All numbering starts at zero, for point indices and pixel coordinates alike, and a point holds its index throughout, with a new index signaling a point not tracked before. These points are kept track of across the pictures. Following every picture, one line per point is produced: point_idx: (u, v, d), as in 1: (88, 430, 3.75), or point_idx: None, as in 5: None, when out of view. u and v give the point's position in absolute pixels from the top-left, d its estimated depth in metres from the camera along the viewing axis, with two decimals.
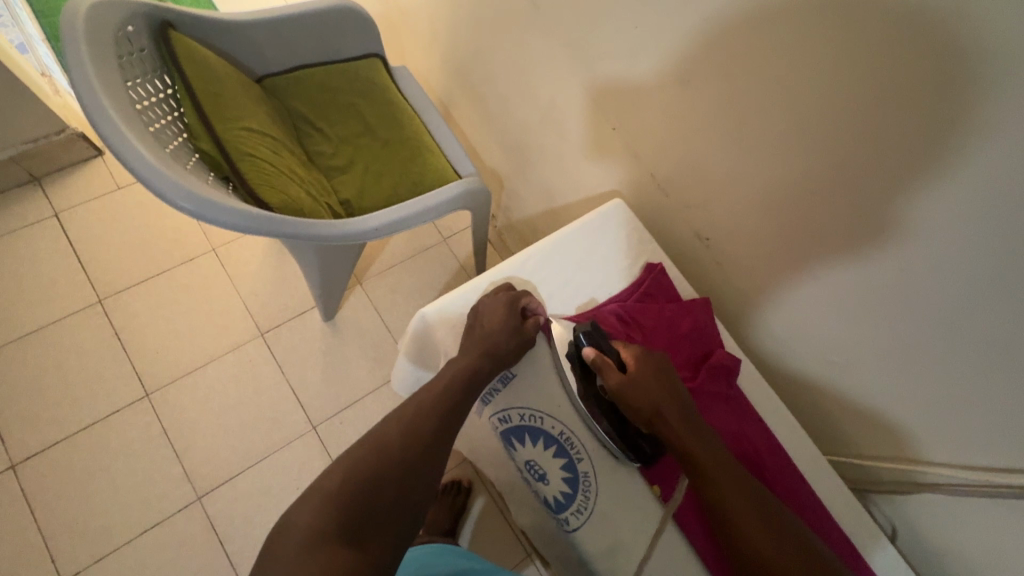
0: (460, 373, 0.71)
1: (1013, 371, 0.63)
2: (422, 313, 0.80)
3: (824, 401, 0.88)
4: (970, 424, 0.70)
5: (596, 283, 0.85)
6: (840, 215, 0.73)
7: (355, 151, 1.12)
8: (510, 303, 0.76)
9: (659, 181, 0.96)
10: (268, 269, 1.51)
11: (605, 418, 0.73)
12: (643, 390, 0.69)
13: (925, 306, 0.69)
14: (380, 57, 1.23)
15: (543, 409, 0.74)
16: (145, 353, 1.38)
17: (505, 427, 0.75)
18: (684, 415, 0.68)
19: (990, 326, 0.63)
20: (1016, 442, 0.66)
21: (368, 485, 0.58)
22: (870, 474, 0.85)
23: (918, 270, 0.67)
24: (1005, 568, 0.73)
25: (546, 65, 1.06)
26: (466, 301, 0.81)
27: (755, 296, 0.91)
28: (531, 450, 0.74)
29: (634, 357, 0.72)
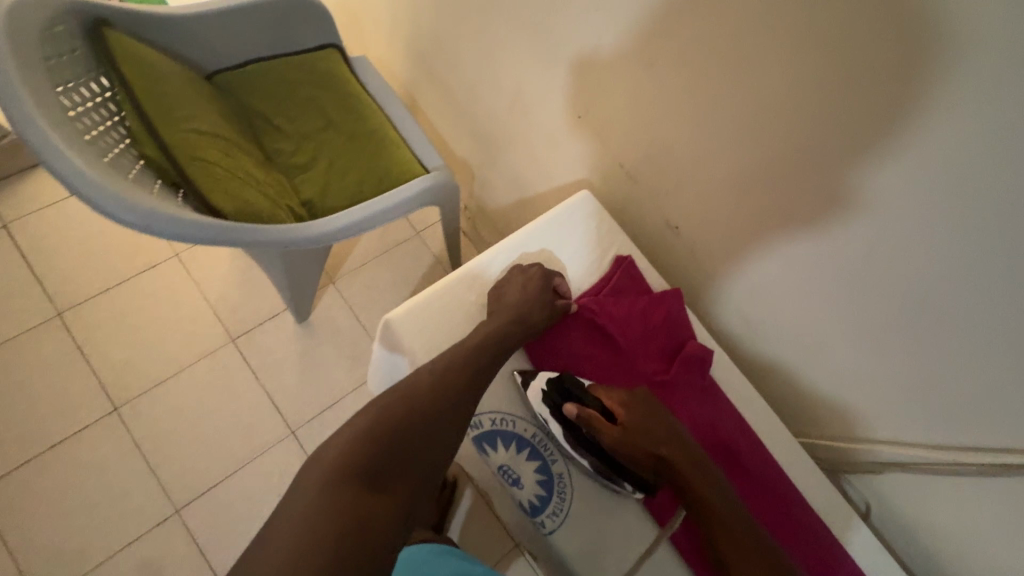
0: (488, 337, 0.71)
1: (983, 352, 0.64)
2: (387, 318, 0.77)
3: (797, 386, 0.89)
4: (942, 405, 0.71)
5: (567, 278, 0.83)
6: (809, 201, 0.72)
7: (315, 147, 1.08)
8: (540, 275, 0.78)
9: (628, 169, 0.95)
10: (236, 272, 1.47)
11: (596, 464, 0.71)
12: (638, 438, 0.68)
13: (899, 292, 0.69)
14: (338, 48, 1.18)
15: (514, 413, 0.74)
16: (111, 366, 1.33)
17: (477, 432, 0.73)
18: (686, 452, 0.68)
19: (960, 309, 0.64)
20: (986, 422, 0.67)
21: (345, 490, 0.55)
22: (843, 456, 0.86)
23: (890, 254, 0.67)
24: (974, 540, 0.74)
25: (510, 52, 1.03)
26: (434, 304, 0.78)
27: (726, 284, 0.91)
28: (504, 454, 0.72)
29: (621, 403, 0.71)
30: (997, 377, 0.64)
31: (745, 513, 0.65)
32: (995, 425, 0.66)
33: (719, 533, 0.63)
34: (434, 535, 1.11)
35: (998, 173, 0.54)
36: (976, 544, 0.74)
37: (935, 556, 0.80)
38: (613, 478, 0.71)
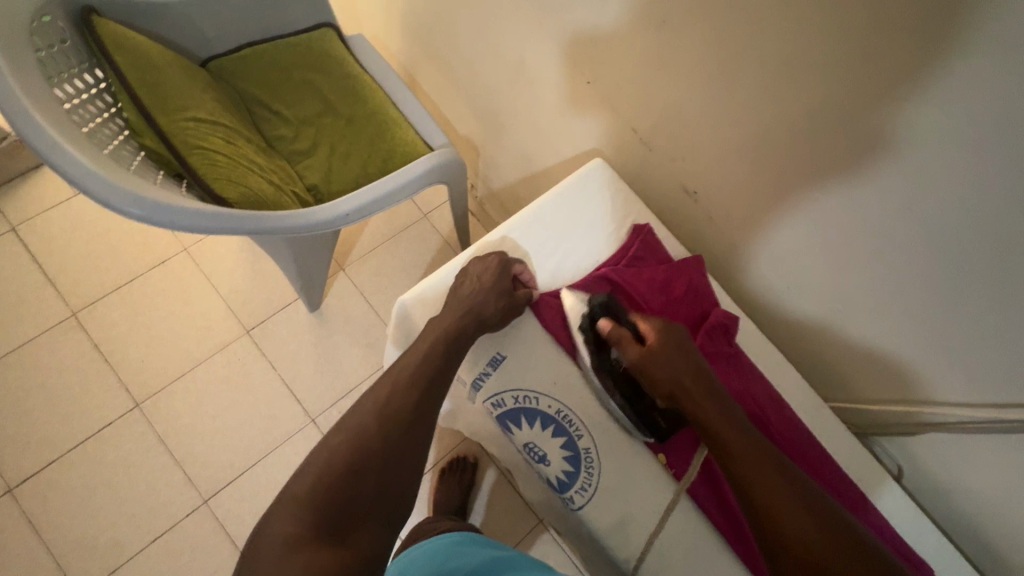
0: (445, 336, 0.69)
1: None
2: (400, 300, 0.76)
3: (824, 349, 0.87)
4: (979, 364, 0.68)
5: (584, 251, 0.81)
6: (832, 158, 0.68)
7: (316, 132, 1.06)
8: (496, 266, 0.74)
9: (640, 136, 0.91)
10: (245, 264, 1.46)
11: (621, 393, 0.71)
12: (662, 365, 0.67)
13: (932, 248, 0.65)
14: (334, 26, 1.14)
15: (538, 389, 0.72)
16: (129, 363, 1.34)
17: (500, 411, 0.72)
18: (710, 392, 0.66)
19: (1000, 264, 0.60)
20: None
21: (347, 474, 0.57)
22: (874, 417, 0.84)
23: (922, 211, 0.64)
24: (1011, 498, 0.72)
25: (510, 20, 0.99)
26: (446, 285, 0.77)
27: (747, 248, 0.88)
28: (528, 432, 0.72)
29: (653, 329, 0.70)
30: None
31: (768, 444, 0.63)
32: None
33: (736, 459, 0.61)
34: (457, 520, 1.12)
35: None
36: (1015, 503, 0.72)
37: (971, 517, 0.79)
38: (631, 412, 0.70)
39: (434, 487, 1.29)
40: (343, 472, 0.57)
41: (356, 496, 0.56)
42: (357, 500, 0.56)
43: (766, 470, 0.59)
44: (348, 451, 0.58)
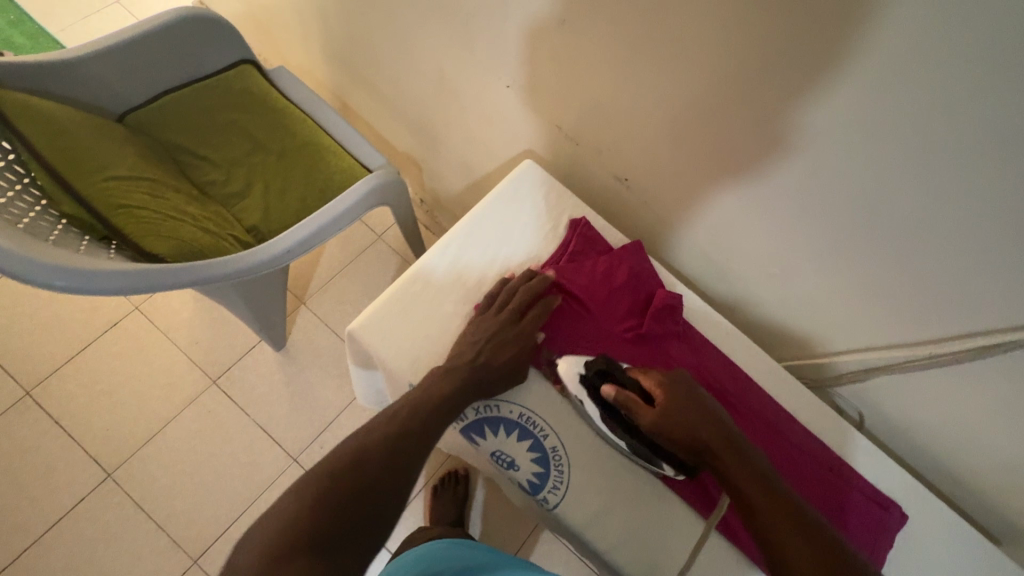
0: (446, 391, 0.67)
1: (939, 242, 0.64)
2: (348, 329, 0.73)
3: (772, 311, 0.89)
4: (909, 303, 0.71)
5: (527, 252, 0.80)
6: (746, 130, 0.70)
7: (248, 171, 1.04)
8: (509, 319, 0.71)
9: (567, 131, 0.93)
10: (201, 314, 1.42)
11: (641, 449, 0.69)
12: (676, 424, 0.65)
13: (851, 204, 0.68)
14: (252, 63, 1.13)
15: (497, 397, 0.73)
16: (94, 434, 1.29)
17: (463, 424, 0.72)
18: (729, 443, 0.64)
19: (909, 206, 0.63)
20: (955, 312, 0.68)
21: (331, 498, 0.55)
22: (828, 370, 0.87)
23: (835, 165, 0.66)
24: (959, 426, 0.76)
25: (425, 35, 1.00)
26: (395, 307, 0.74)
27: (684, 227, 0.90)
28: (494, 440, 0.72)
29: (657, 385, 0.68)
30: (958, 264, 0.64)
31: (796, 500, 0.59)
32: (961, 313, 0.67)
33: (760, 504, 0.58)
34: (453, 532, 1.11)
35: (922, 68, 0.53)
36: (964, 431, 0.76)
37: (931, 450, 0.82)
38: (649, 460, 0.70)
39: (428, 505, 1.28)
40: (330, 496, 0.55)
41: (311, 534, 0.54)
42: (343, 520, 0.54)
43: (784, 521, 0.56)
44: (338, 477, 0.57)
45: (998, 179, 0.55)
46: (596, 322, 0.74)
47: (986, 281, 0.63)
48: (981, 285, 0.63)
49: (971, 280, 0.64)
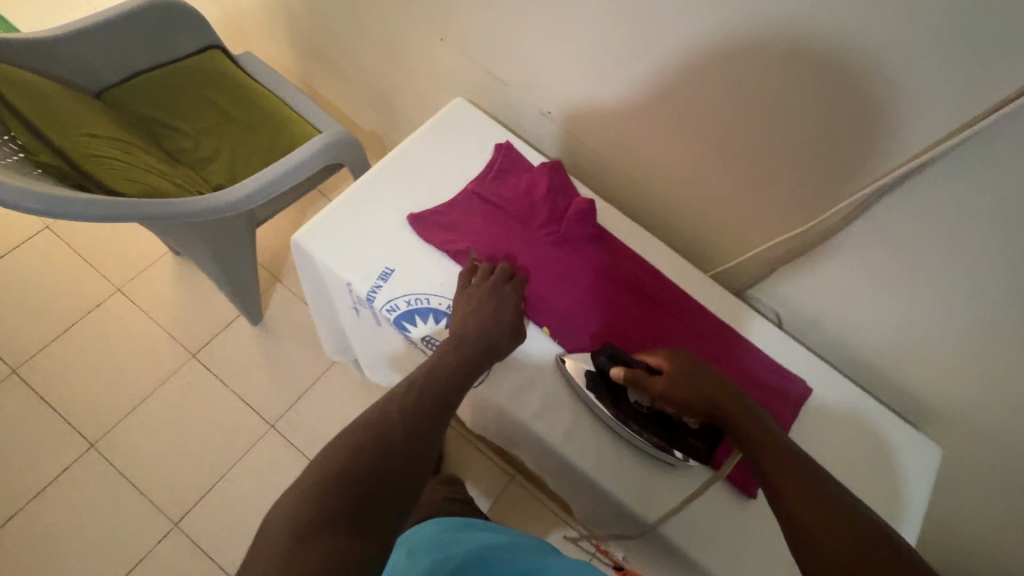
0: (455, 368, 0.64)
1: (804, 109, 0.68)
2: (295, 238, 0.73)
3: (686, 224, 0.95)
4: (803, 182, 0.75)
5: (456, 170, 0.81)
6: (646, 27, 0.75)
7: (215, 138, 1.12)
8: (501, 283, 0.71)
9: (494, 75, 0.99)
10: (179, 293, 1.49)
11: (653, 433, 0.67)
12: (685, 386, 0.63)
13: (740, 88, 0.72)
14: (219, 48, 1.23)
15: (429, 290, 0.72)
16: (79, 407, 1.35)
17: (395, 315, 0.71)
18: (743, 407, 0.60)
19: (775, 81, 0.68)
20: (841, 181, 0.72)
21: (383, 441, 0.53)
22: (743, 274, 0.91)
23: (712, 56, 0.71)
24: (861, 313, 0.82)
25: (368, 3, 1.08)
26: (337, 217, 0.74)
27: (605, 151, 0.95)
28: (425, 328, 0.71)
29: (665, 357, 0.67)
30: (825, 126, 0.68)
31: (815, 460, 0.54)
32: (846, 182, 0.71)
33: (770, 459, 0.54)
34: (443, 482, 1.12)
35: None
36: (867, 317, 0.82)
37: (849, 345, 0.87)
38: (666, 443, 0.67)
39: None
40: (387, 443, 0.53)
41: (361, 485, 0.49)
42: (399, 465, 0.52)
43: (792, 470, 0.52)
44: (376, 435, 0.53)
45: (855, 30, 0.59)
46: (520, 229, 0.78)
47: (852, 142, 0.68)
48: (846, 144, 0.68)
49: (839, 140, 0.68)
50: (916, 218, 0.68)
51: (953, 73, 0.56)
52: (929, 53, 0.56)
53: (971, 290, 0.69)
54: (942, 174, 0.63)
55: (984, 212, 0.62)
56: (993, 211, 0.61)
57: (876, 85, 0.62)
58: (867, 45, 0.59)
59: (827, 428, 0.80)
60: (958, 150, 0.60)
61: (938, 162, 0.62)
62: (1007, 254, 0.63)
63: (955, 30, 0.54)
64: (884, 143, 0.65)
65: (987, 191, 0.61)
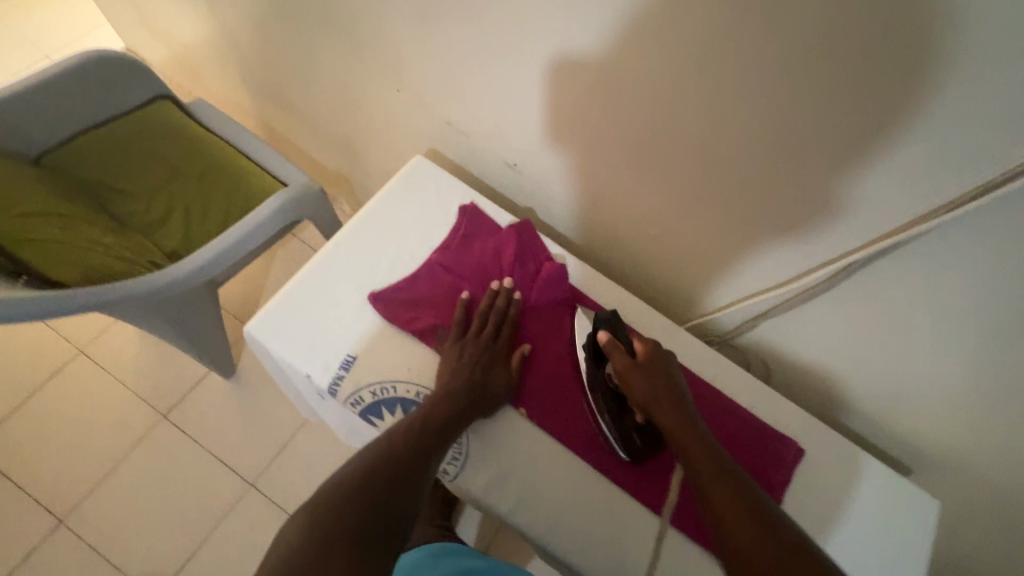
0: (451, 397, 0.64)
1: (784, 178, 0.65)
2: (247, 329, 0.68)
3: (663, 272, 0.91)
4: (785, 242, 0.72)
5: (419, 238, 0.76)
6: (617, 91, 0.70)
7: (168, 198, 1.06)
8: (490, 338, 0.69)
9: (456, 125, 0.95)
10: (146, 350, 1.43)
11: (606, 408, 0.68)
12: (651, 377, 0.63)
13: (721, 153, 0.68)
14: (170, 99, 1.17)
15: (394, 377, 0.68)
16: (43, 482, 1.28)
17: (359, 409, 0.66)
18: (688, 421, 0.61)
19: (760, 147, 0.64)
20: (826, 244, 0.69)
21: (378, 473, 0.55)
22: (725, 321, 0.89)
23: (687, 121, 0.67)
24: (848, 361, 0.80)
25: (321, 52, 1.04)
26: (291, 302, 0.69)
27: (575, 200, 0.92)
28: (392, 420, 0.66)
29: (648, 346, 0.67)
30: (806, 194, 0.65)
31: (752, 485, 0.55)
32: (832, 244, 0.68)
33: (704, 474, 0.55)
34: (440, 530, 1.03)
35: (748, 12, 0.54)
36: (855, 365, 0.79)
37: (839, 391, 0.85)
38: (612, 425, 0.68)
39: None
40: (381, 473, 0.55)
41: (364, 514, 0.51)
42: (394, 495, 0.54)
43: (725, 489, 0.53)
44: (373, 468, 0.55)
45: (840, 106, 0.55)
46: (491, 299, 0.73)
47: (840, 208, 0.64)
48: (829, 212, 0.65)
49: (822, 208, 0.65)
50: (902, 282, 0.65)
51: (938, 153, 0.54)
52: (914, 134, 0.53)
53: (960, 350, 0.67)
54: (930, 246, 0.60)
55: (973, 281, 0.60)
56: (983, 283, 0.59)
57: (859, 160, 0.59)
58: (847, 124, 0.56)
59: (820, 484, 0.78)
60: (946, 224, 0.58)
61: (927, 235, 0.60)
62: (998, 321, 0.61)
63: (941, 114, 0.51)
64: (869, 213, 0.62)
65: (976, 265, 0.58)
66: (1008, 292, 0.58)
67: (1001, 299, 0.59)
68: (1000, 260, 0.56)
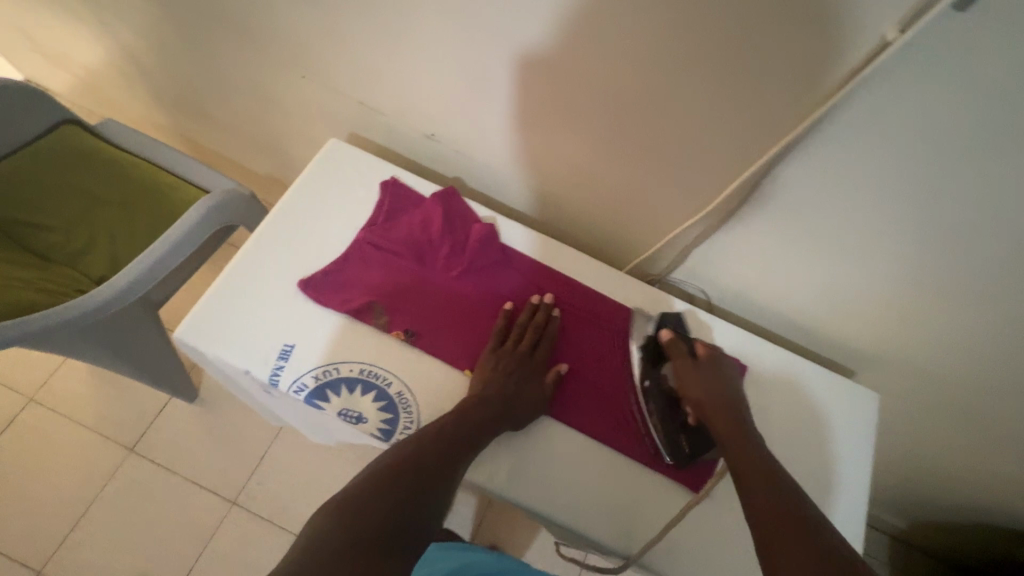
0: (485, 412, 0.65)
1: (681, 99, 0.67)
2: (176, 336, 0.66)
3: (596, 220, 0.93)
4: (695, 164, 0.73)
5: (344, 220, 0.75)
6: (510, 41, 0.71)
7: (89, 225, 1.02)
8: (525, 351, 0.70)
9: (371, 105, 0.94)
10: (101, 386, 1.38)
11: (658, 409, 0.71)
12: (706, 381, 0.66)
13: (615, 83, 0.69)
14: (76, 122, 1.12)
15: (336, 359, 0.67)
16: (13, 537, 1.24)
17: (304, 395, 0.65)
18: (740, 426, 0.63)
19: (650, 70, 0.65)
20: (730, 157, 0.70)
21: (409, 475, 0.57)
22: (660, 258, 0.91)
23: (579, 57, 0.68)
24: (777, 276, 0.83)
25: (220, 50, 1.00)
26: (219, 303, 0.68)
27: (499, 163, 0.92)
28: (338, 401, 0.66)
29: (706, 348, 0.70)
30: (703, 113, 0.67)
31: (801, 496, 0.55)
32: (735, 157, 0.70)
33: (747, 482, 0.57)
34: None
35: None
36: (785, 277, 0.83)
37: (775, 306, 0.89)
38: (664, 427, 0.70)
39: None
40: (410, 474, 0.58)
41: (394, 516, 0.54)
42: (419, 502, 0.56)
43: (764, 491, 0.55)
44: (405, 466, 0.58)
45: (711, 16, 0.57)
46: (424, 270, 0.73)
47: (734, 120, 0.65)
48: (727, 130, 0.67)
49: (720, 127, 0.67)
50: (805, 185, 0.68)
51: (807, 53, 0.56)
52: (781, 36, 0.56)
53: (865, 240, 0.71)
54: (817, 145, 0.63)
55: (864, 169, 0.63)
56: (871, 169, 0.62)
57: (740, 70, 0.60)
58: (724, 29, 0.58)
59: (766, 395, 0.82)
60: (828, 119, 0.60)
61: (817, 129, 0.61)
62: (889, 204, 0.65)
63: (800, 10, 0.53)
64: (761, 122, 0.64)
65: (861, 153, 0.61)
66: (892, 175, 0.62)
67: (888, 183, 0.63)
68: (879, 143, 0.60)
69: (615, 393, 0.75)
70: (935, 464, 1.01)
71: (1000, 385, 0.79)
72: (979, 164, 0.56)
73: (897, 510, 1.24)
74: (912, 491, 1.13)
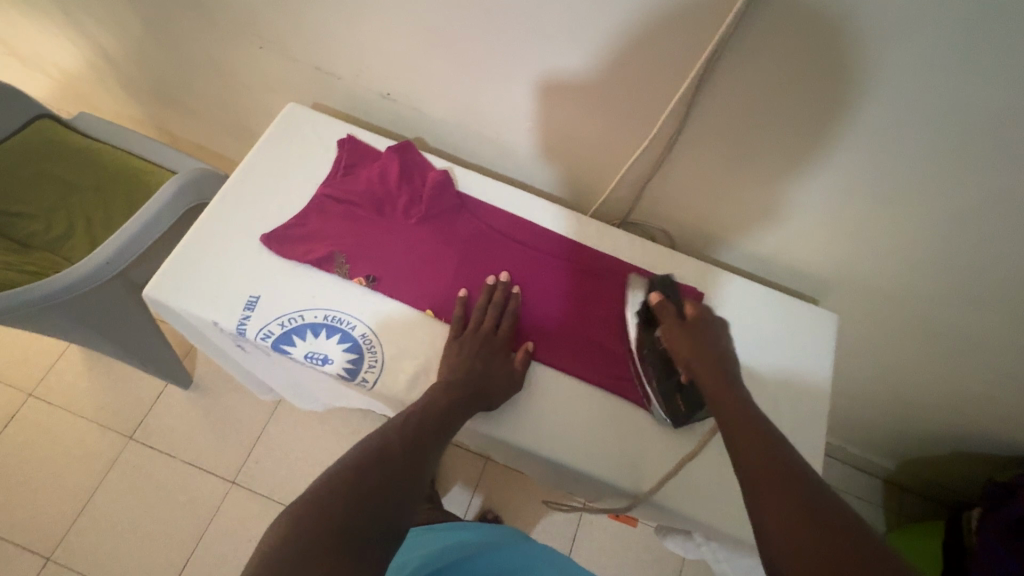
0: (441, 408, 0.63)
1: (607, 28, 0.69)
2: (145, 293, 0.69)
3: (554, 168, 0.95)
4: (632, 95, 0.75)
5: (304, 177, 0.78)
6: None
7: (67, 212, 1.05)
8: (490, 329, 0.71)
9: (327, 70, 0.96)
10: (98, 378, 1.42)
11: (654, 372, 0.70)
12: (695, 340, 0.64)
13: (539, 18, 0.71)
14: (49, 116, 1.15)
15: (300, 306, 0.70)
16: (20, 526, 1.27)
17: (271, 341, 0.68)
18: (729, 382, 0.60)
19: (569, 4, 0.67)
20: (662, 82, 0.72)
21: (374, 469, 0.53)
22: (619, 199, 0.93)
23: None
24: (729, 204, 0.85)
25: (178, 31, 1.03)
26: (184, 260, 0.71)
27: (456, 118, 0.94)
28: (305, 345, 0.68)
29: (696, 308, 0.67)
30: (630, 40, 0.69)
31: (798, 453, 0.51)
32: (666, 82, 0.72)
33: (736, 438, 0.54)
34: None
35: None
36: (736, 204, 0.84)
37: (733, 237, 0.91)
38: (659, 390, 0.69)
39: None
40: (379, 469, 0.54)
41: (358, 509, 0.49)
42: (392, 497, 0.52)
43: (782, 485, 0.48)
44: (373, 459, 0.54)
45: None
46: (383, 219, 0.76)
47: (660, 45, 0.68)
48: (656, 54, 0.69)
49: (649, 52, 0.69)
50: (737, 106, 0.71)
51: None
52: None
53: (803, 155, 0.73)
54: (734, 61, 0.66)
55: (786, 81, 0.65)
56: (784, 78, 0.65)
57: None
58: None
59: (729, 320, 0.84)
60: (737, 32, 0.62)
61: (729, 45, 0.64)
62: (810, 107, 0.67)
63: None
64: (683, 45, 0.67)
65: (775, 64, 0.64)
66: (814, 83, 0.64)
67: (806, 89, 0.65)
68: (790, 52, 0.62)
69: (578, 326, 0.77)
70: (909, 389, 1.03)
71: (954, 292, 0.80)
72: (885, 57, 0.58)
73: (884, 451, 1.24)
74: (893, 423, 1.13)
